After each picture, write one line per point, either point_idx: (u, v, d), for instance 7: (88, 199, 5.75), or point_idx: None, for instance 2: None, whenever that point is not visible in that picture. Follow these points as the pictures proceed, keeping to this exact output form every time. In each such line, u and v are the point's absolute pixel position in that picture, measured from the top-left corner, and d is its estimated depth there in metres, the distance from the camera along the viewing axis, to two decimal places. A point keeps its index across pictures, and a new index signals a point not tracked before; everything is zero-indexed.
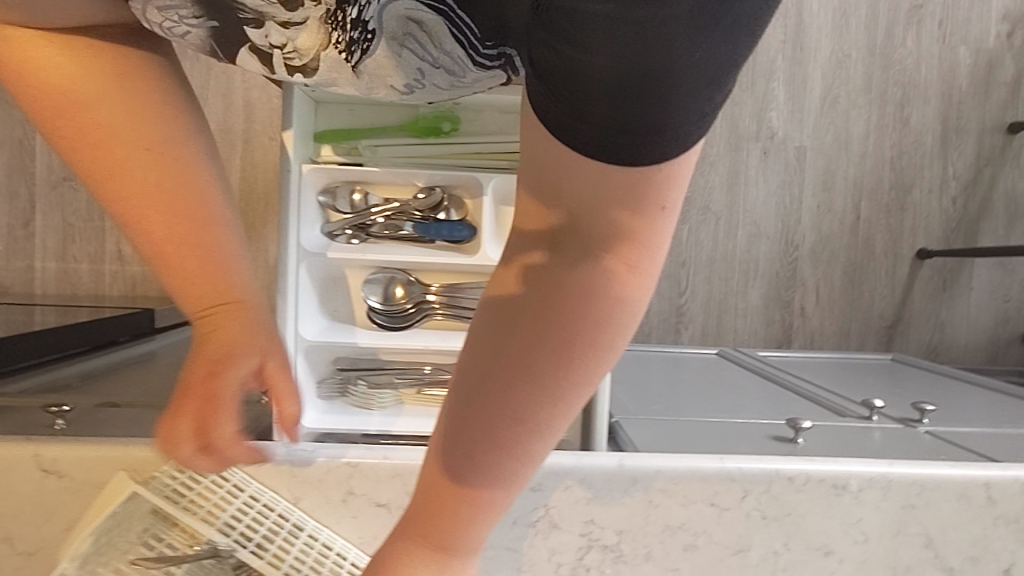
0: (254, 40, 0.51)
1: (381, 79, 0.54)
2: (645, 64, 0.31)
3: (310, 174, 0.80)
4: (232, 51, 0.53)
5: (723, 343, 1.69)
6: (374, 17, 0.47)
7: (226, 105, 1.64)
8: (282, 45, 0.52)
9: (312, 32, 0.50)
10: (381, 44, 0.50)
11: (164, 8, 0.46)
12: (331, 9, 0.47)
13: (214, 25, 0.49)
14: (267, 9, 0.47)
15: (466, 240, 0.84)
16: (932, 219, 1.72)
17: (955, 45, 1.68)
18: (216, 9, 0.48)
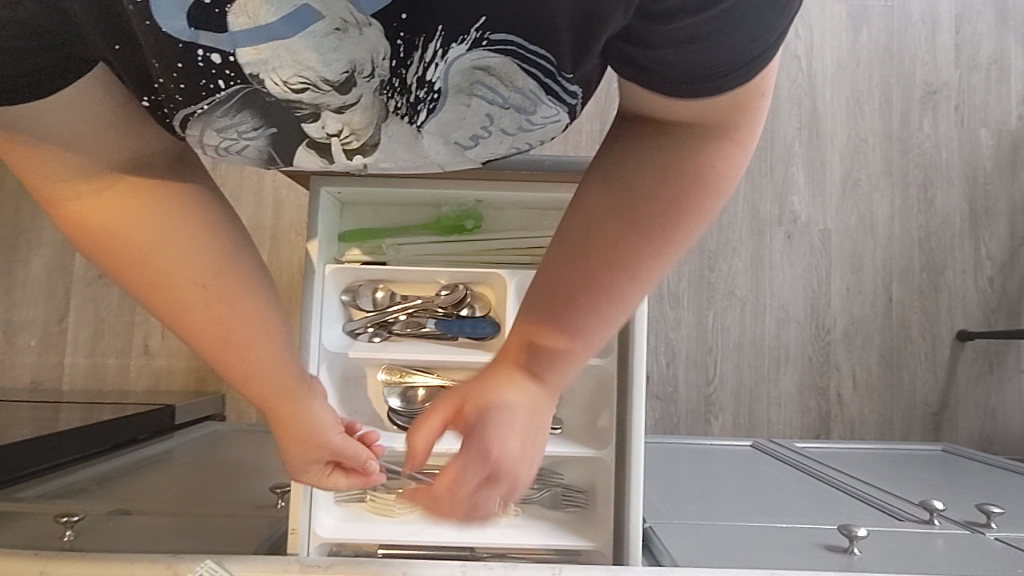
0: (311, 131, 0.45)
1: (445, 137, 0.48)
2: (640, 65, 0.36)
3: (334, 273, 0.81)
4: (286, 149, 0.48)
5: (757, 435, 1.62)
6: (438, 77, 0.41)
7: (256, 204, 1.70)
8: (340, 131, 0.45)
9: (367, 109, 0.43)
10: (446, 104, 0.44)
11: (223, 128, 0.43)
12: (386, 78, 0.41)
13: (273, 130, 0.45)
14: (323, 99, 0.41)
15: (489, 336, 0.83)
16: (970, 300, 1.66)
17: (975, 127, 1.69)
18: (271, 111, 0.42)
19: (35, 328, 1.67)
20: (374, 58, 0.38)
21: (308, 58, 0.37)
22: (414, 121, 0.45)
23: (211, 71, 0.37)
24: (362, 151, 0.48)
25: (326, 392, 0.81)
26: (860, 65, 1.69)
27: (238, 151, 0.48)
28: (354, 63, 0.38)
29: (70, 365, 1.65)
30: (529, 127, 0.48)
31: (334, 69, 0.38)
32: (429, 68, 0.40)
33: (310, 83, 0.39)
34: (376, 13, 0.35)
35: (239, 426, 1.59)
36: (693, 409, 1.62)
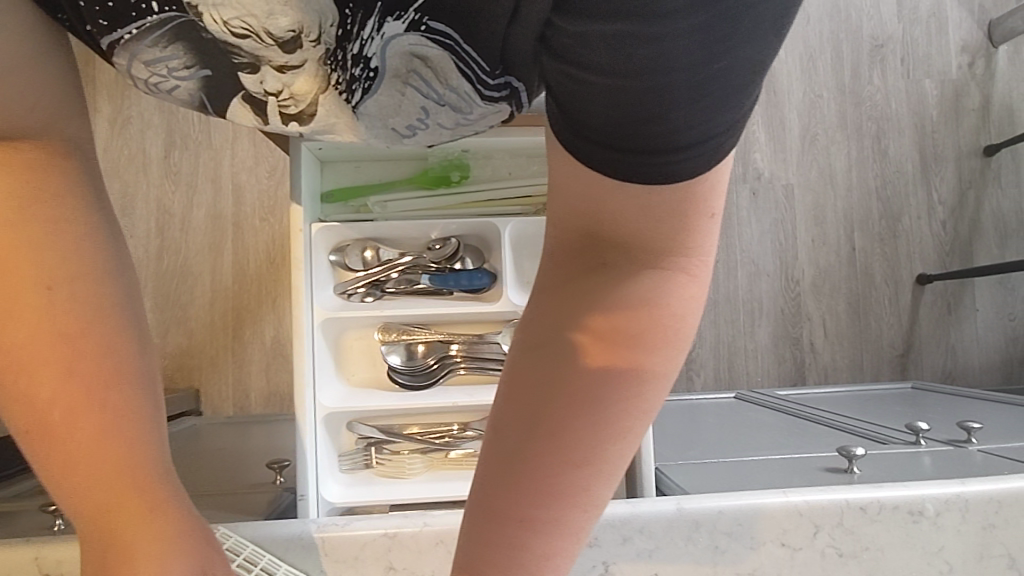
0: (249, 87, 0.44)
1: (383, 121, 0.51)
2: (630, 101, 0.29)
3: (322, 232, 0.78)
4: (221, 103, 0.46)
5: (737, 388, 1.65)
6: (376, 53, 0.43)
7: (216, 191, 1.64)
8: (280, 90, 0.44)
9: (309, 75, 0.43)
10: (382, 86, 0.47)
11: (151, 61, 0.41)
12: (332, 47, 0.40)
13: (206, 74, 0.43)
14: (265, 53, 0.39)
15: (486, 288, 0.82)
16: (927, 244, 1.73)
17: (920, 78, 1.76)
18: (209, 54, 0.41)
19: None
20: (321, 23, 0.38)
21: (250, 5, 0.35)
22: (350, 100, 0.47)
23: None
24: (301, 119, 0.47)
25: (322, 357, 0.78)
26: (810, 23, 1.74)
27: (170, 91, 0.45)
28: (301, 24, 0.37)
29: None
30: (466, 122, 0.51)
31: (279, 24, 0.37)
32: (367, 44, 0.41)
33: (251, 32, 0.37)
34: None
35: (217, 419, 1.54)
36: None
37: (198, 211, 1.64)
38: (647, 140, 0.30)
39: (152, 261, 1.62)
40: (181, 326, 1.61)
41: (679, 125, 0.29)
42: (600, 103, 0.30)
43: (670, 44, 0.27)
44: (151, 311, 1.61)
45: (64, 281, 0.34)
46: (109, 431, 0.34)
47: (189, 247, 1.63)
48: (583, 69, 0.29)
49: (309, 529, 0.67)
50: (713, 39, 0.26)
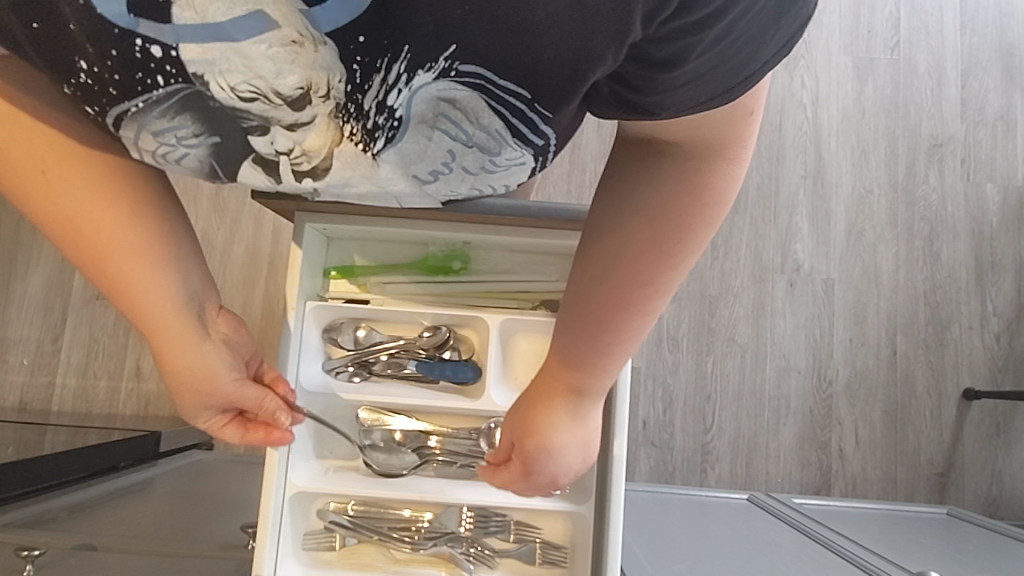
0: (260, 149, 0.46)
1: (404, 168, 0.52)
2: (688, 76, 0.37)
3: (315, 310, 0.79)
4: (229, 165, 0.50)
5: (755, 487, 1.57)
6: (402, 105, 0.42)
7: (258, 232, 1.71)
8: (290, 150, 0.47)
9: (320, 131, 0.44)
10: (406, 134, 0.46)
11: (159, 131, 0.45)
12: (342, 102, 0.41)
13: (215, 141, 0.46)
14: (273, 113, 0.42)
15: (469, 381, 0.81)
16: (976, 358, 1.62)
17: (981, 182, 1.68)
18: (210, 124, 0.44)
19: (27, 348, 1.65)
20: (330, 79, 0.39)
21: (257, 66, 0.37)
22: (369, 149, 0.47)
23: (151, 65, 0.38)
24: (314, 174, 0.50)
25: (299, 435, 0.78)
26: (866, 116, 1.69)
27: (179, 160, 0.49)
28: (309, 80, 0.39)
29: (61, 387, 1.64)
30: (490, 165, 0.54)
31: (287, 82, 0.39)
32: (392, 92, 0.40)
33: (259, 93, 0.39)
34: (333, 32, 0.35)
35: (225, 456, 1.57)
36: (689, 457, 1.58)
37: (238, 250, 1.70)
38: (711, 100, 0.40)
39: None
40: None
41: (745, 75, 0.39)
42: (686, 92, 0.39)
43: (735, 39, 0.35)
44: None
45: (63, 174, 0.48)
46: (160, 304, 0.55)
47: (225, 284, 1.69)
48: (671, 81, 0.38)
49: None
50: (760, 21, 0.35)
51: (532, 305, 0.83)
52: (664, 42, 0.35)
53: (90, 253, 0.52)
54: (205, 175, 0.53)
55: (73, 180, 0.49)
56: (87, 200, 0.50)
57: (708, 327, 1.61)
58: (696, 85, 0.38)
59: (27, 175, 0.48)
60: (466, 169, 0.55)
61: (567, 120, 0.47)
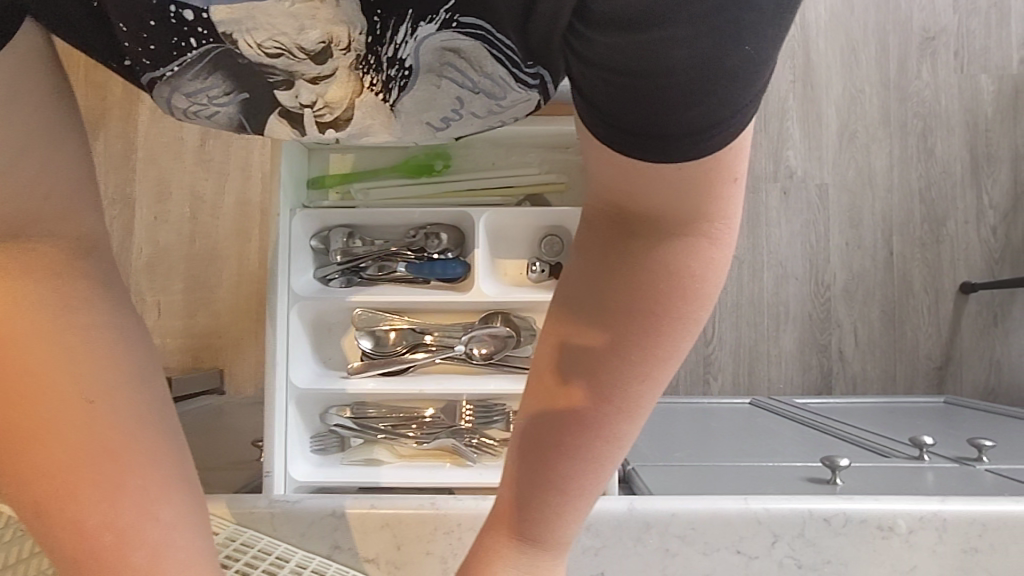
0: (284, 102, 0.43)
1: (420, 120, 0.47)
2: (634, 63, 0.29)
3: (303, 219, 0.80)
4: (259, 124, 0.47)
5: (757, 394, 1.60)
6: (411, 55, 0.39)
7: (247, 179, 1.70)
8: (313, 103, 0.44)
9: (339, 85, 0.42)
10: (417, 83, 0.43)
11: (190, 93, 0.42)
12: (362, 54, 0.39)
13: (244, 98, 0.43)
14: (298, 67, 0.39)
15: (460, 278, 0.82)
16: (973, 251, 1.62)
17: (974, 73, 1.65)
18: (243, 80, 0.41)
19: None
20: (351, 32, 0.37)
21: (281, 24, 0.36)
22: (386, 100, 0.44)
23: (186, 29, 0.36)
24: (335, 128, 0.47)
25: (296, 338, 0.80)
26: (854, 13, 1.65)
27: (209, 117, 0.46)
28: (331, 34, 0.37)
29: None
30: (499, 108, 0.48)
31: (310, 37, 0.37)
32: (400, 48, 0.38)
33: (284, 49, 0.38)
34: None
35: (236, 398, 1.61)
36: (691, 370, 1.61)
37: (229, 198, 1.70)
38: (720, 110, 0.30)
39: (184, 246, 1.69)
40: (209, 310, 1.68)
41: (769, 61, 0.29)
42: (686, 88, 0.29)
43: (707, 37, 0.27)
44: (183, 293, 1.68)
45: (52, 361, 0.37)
46: None
47: (220, 232, 1.70)
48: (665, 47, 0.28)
49: (260, 505, 0.68)
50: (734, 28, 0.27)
51: (517, 200, 0.83)
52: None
53: None
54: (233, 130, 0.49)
55: None
56: (71, 450, 0.36)
57: None
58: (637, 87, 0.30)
59: None
60: (476, 114, 0.49)
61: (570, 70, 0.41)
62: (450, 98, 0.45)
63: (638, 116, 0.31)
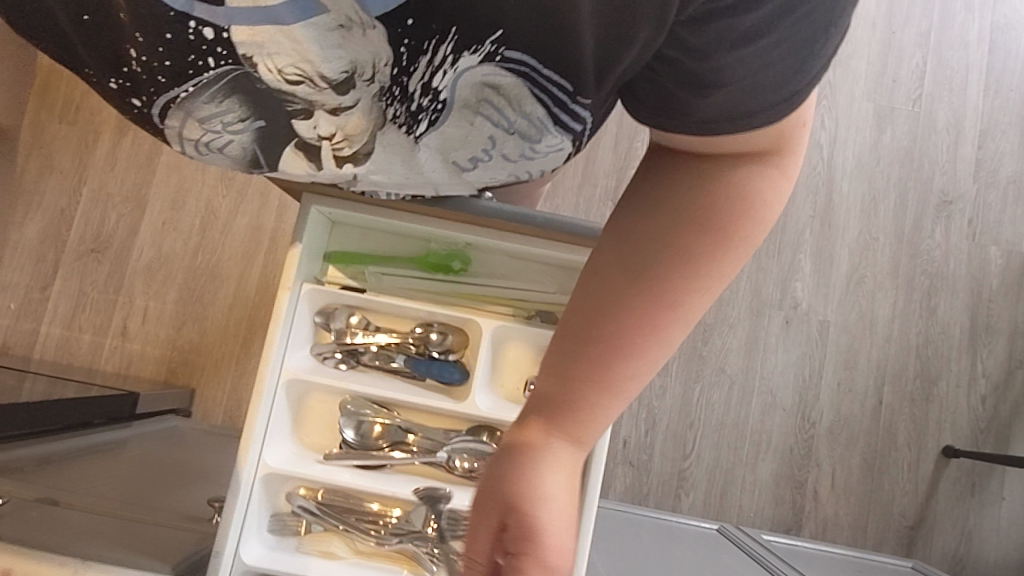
0: (303, 132, 0.54)
1: (445, 150, 0.60)
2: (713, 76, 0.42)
3: (309, 293, 0.79)
4: (270, 151, 0.57)
5: (726, 520, 1.57)
6: (447, 87, 0.50)
7: (262, 206, 1.70)
8: (332, 134, 0.54)
9: (360, 115, 0.51)
10: (449, 117, 0.54)
11: (203, 121, 0.52)
12: (385, 86, 0.48)
13: (261, 126, 0.53)
14: (316, 99, 0.48)
15: (455, 383, 0.82)
16: (960, 416, 1.62)
17: (985, 244, 1.68)
18: (253, 108, 0.50)
19: (16, 293, 1.64)
20: (375, 62, 0.45)
21: (307, 51, 0.42)
22: (411, 131, 0.54)
23: (202, 47, 0.42)
24: (353, 158, 0.58)
25: (278, 415, 0.77)
26: (880, 164, 1.70)
27: (222, 147, 0.56)
28: (355, 64, 0.45)
29: (45, 336, 1.62)
30: (528, 152, 0.62)
31: (334, 67, 0.44)
32: (438, 75, 0.48)
33: (305, 77, 0.45)
34: (382, 15, 0.40)
35: (201, 425, 1.56)
36: (664, 482, 1.58)
37: (241, 220, 1.69)
38: (782, 91, 0.43)
39: (184, 259, 1.67)
40: (194, 327, 1.65)
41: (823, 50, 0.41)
42: (757, 82, 0.41)
43: (786, 46, 0.39)
44: (172, 305, 1.65)
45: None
46: None
47: (223, 252, 1.68)
48: (722, 75, 0.41)
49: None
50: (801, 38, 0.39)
51: (528, 315, 0.83)
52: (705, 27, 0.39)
53: None
54: (245, 164, 0.60)
55: None
56: None
57: (699, 353, 1.61)
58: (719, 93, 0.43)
59: None
60: (506, 156, 0.63)
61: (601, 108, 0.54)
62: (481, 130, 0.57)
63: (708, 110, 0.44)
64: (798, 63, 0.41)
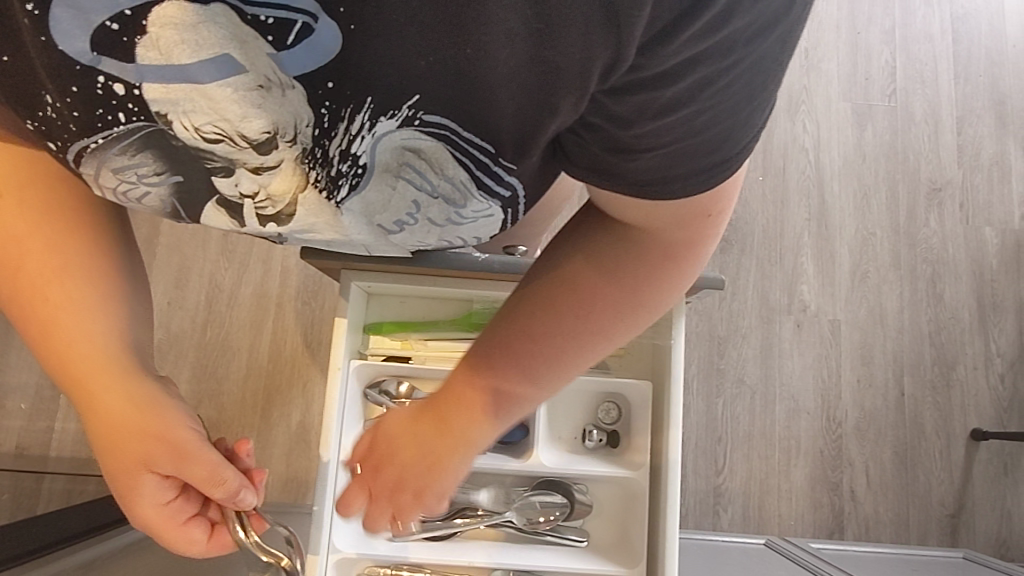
0: (223, 189, 0.52)
1: (370, 213, 0.59)
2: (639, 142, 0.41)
3: (358, 368, 0.85)
4: (191, 205, 0.56)
5: (768, 531, 1.57)
6: (366, 151, 0.48)
7: (266, 273, 1.69)
8: (255, 193, 0.52)
9: (285, 173, 0.49)
10: (371, 181, 0.53)
11: (119, 171, 0.51)
12: (308, 147, 0.47)
13: (178, 180, 0.52)
14: (239, 156, 0.47)
15: (516, 441, 0.88)
16: (982, 398, 1.64)
17: (979, 226, 1.72)
18: (172, 164, 0.49)
19: (27, 391, 1.61)
20: (297, 123, 0.44)
21: (224, 109, 0.42)
22: (333, 196, 0.53)
23: (113, 101, 0.43)
24: (276, 218, 0.56)
25: None
26: (866, 161, 1.74)
27: (141, 197, 0.55)
28: (275, 124, 0.43)
29: (62, 432, 1.60)
30: (455, 216, 0.62)
31: (254, 126, 0.43)
32: (355, 140, 0.46)
33: (224, 134, 0.44)
34: (300, 76, 0.40)
35: None
36: (701, 501, 1.57)
37: (247, 290, 1.69)
38: (714, 154, 0.42)
39: (194, 336, 1.66)
40: (212, 403, 1.63)
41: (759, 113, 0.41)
42: (687, 145, 0.41)
43: (708, 117, 0.39)
44: (187, 383, 1.64)
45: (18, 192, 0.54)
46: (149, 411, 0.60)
47: (233, 324, 1.67)
48: (652, 141, 0.41)
49: None
50: (732, 104, 0.39)
51: None
52: (621, 96, 0.38)
53: (111, 440, 0.60)
54: (164, 213, 0.59)
55: (100, 387, 0.59)
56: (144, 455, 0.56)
57: (717, 368, 1.62)
58: (649, 160, 0.42)
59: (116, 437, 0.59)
60: (432, 220, 0.63)
61: (529, 171, 0.54)
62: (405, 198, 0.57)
63: (642, 173, 0.43)
64: (726, 136, 0.41)
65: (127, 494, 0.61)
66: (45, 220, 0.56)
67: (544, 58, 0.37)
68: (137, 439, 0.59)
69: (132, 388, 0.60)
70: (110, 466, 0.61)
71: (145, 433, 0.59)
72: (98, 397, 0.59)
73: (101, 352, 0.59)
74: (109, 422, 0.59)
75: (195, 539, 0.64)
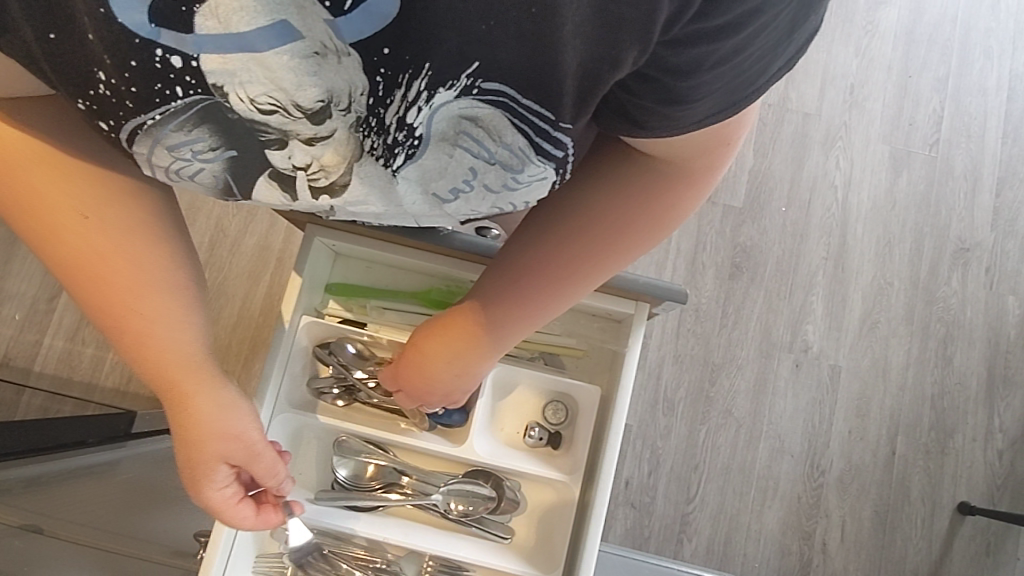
0: (277, 163, 0.48)
1: (427, 186, 0.52)
2: (721, 61, 0.38)
3: (308, 326, 0.83)
4: (244, 181, 0.51)
5: (729, 569, 1.52)
6: (423, 123, 0.43)
7: (271, 227, 1.69)
8: (308, 164, 0.48)
9: (338, 145, 0.45)
10: (428, 151, 0.47)
11: (175, 146, 0.47)
12: (362, 116, 0.43)
13: (233, 155, 0.47)
14: (292, 127, 0.43)
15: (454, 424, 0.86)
16: (976, 472, 1.57)
17: (1003, 294, 1.65)
18: (227, 138, 0.45)
19: (21, 303, 1.63)
20: (352, 90, 0.41)
21: (280, 78, 0.39)
22: (388, 164, 0.47)
23: (171, 75, 0.40)
24: (331, 191, 0.51)
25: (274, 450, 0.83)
26: (896, 208, 1.68)
27: (194, 174, 0.51)
28: (330, 93, 0.40)
29: (47, 348, 1.61)
30: (512, 182, 0.53)
31: (307, 95, 0.40)
32: (412, 108, 0.42)
33: (278, 105, 0.41)
34: (356, 44, 0.37)
35: None
36: (666, 525, 1.53)
37: (249, 240, 1.68)
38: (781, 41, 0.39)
39: None
40: None
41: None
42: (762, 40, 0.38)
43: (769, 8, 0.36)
44: None
45: (95, 213, 0.57)
46: (217, 398, 0.63)
47: (230, 271, 1.67)
48: (728, 55, 0.38)
49: None
50: None
51: (532, 355, 0.91)
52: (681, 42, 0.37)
53: (180, 427, 0.63)
54: (223, 195, 0.55)
55: (173, 373, 0.61)
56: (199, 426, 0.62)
57: (706, 394, 1.58)
58: (728, 76, 0.40)
59: (180, 421, 0.63)
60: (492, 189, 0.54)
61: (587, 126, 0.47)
62: (463, 166, 0.49)
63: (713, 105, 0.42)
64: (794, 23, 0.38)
65: (194, 481, 0.66)
66: (127, 232, 0.58)
67: (610, 10, 0.35)
68: (198, 426, 0.63)
69: (201, 374, 0.62)
70: (186, 458, 0.65)
71: (206, 424, 0.63)
72: (194, 401, 0.62)
73: (175, 345, 0.61)
74: (175, 404, 0.62)
75: (245, 518, 0.69)
